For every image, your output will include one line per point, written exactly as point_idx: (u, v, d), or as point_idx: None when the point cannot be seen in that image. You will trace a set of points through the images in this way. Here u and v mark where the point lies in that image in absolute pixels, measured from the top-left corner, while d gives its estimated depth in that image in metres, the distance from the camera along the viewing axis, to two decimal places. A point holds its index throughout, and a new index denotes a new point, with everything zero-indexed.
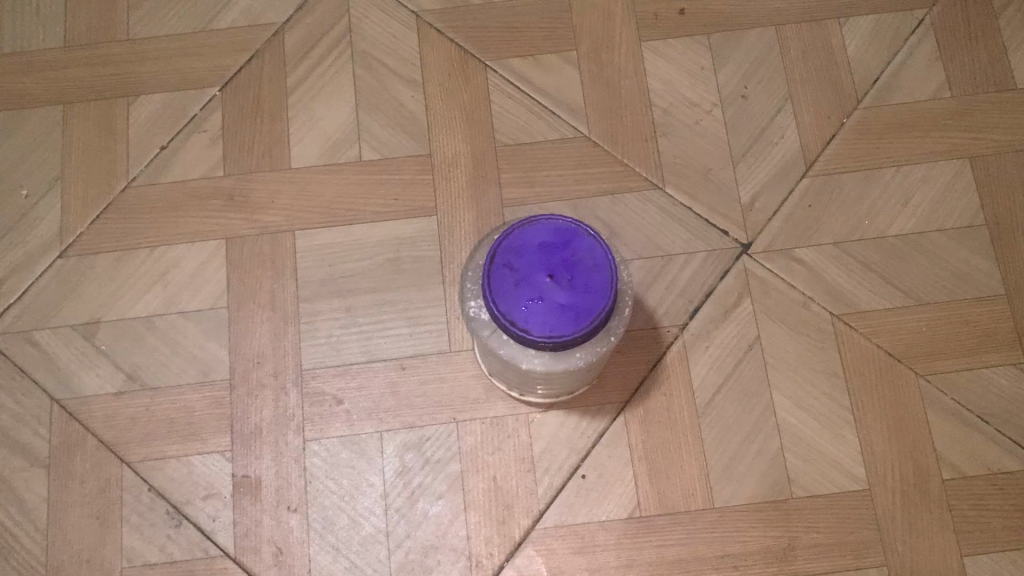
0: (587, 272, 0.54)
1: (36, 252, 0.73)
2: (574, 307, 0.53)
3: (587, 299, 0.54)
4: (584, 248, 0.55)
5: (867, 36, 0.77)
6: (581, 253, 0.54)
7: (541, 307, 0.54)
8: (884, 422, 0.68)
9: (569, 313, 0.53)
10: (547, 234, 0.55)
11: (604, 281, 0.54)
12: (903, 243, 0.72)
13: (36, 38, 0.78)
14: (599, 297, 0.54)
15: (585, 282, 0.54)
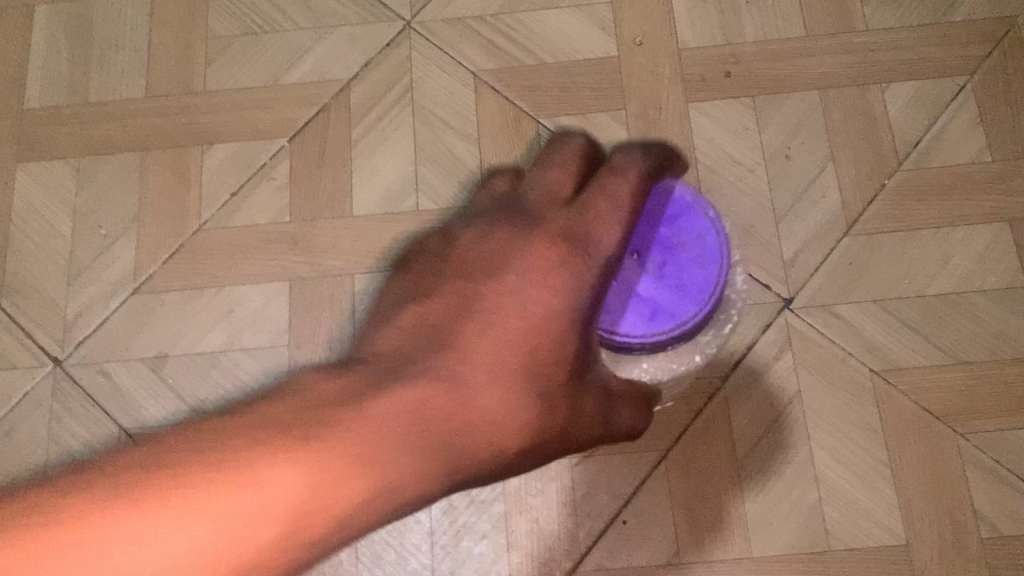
0: (685, 264, 0.60)
1: (110, 289, 0.78)
2: (665, 306, 0.59)
3: (678, 300, 0.59)
4: (693, 235, 0.61)
5: (910, 100, 0.79)
6: (690, 239, 0.61)
7: (638, 301, 0.59)
8: (921, 477, 0.70)
9: (660, 312, 0.59)
10: (661, 207, 0.61)
11: (698, 279, 0.60)
12: (942, 302, 0.73)
13: (118, 88, 0.83)
14: (689, 297, 0.60)
15: (678, 273, 0.60)
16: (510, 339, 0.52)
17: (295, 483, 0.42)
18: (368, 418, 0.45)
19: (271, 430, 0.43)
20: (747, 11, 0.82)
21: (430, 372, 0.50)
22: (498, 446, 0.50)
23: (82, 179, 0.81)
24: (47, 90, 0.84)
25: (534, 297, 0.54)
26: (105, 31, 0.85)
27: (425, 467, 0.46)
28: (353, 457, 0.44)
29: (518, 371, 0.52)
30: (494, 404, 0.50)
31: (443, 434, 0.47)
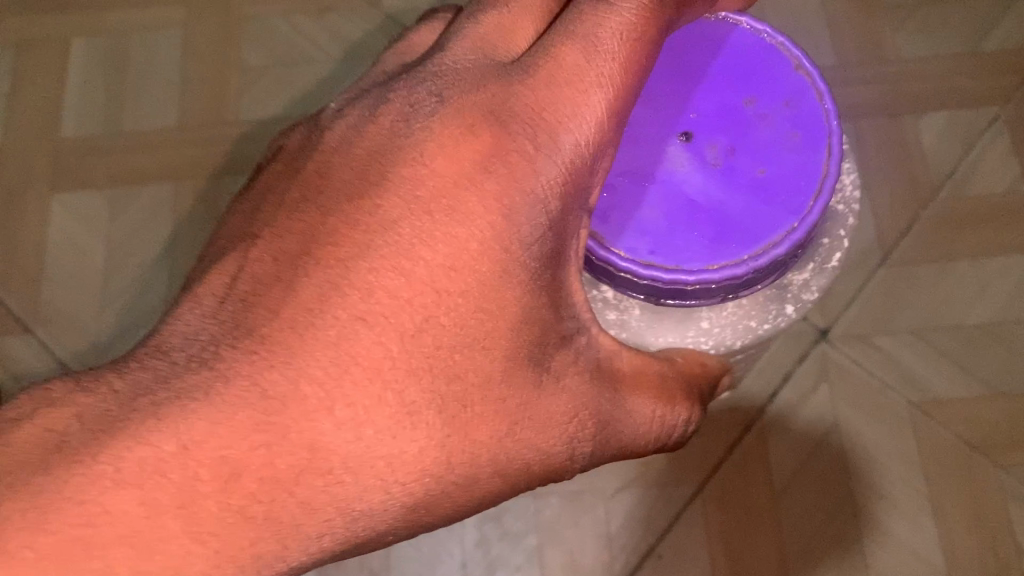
0: (772, 149, 0.44)
1: (142, 318, 0.78)
2: (746, 204, 0.44)
3: (770, 185, 0.44)
4: (777, 103, 0.45)
5: (943, 129, 0.79)
6: (772, 109, 0.45)
7: (710, 101, 0.45)
8: (963, 510, 0.68)
9: (739, 140, 0.45)
10: (732, 64, 0.45)
11: (793, 162, 0.44)
12: (980, 333, 0.73)
13: (152, 119, 0.84)
14: (791, 195, 0.44)
15: (768, 162, 0.44)
16: (540, 201, 0.35)
17: (243, 430, 0.31)
18: (347, 302, 0.33)
19: (239, 389, 0.32)
20: None
21: (438, 186, 0.35)
22: (538, 345, 0.36)
23: (116, 208, 0.81)
24: (82, 122, 0.84)
25: (562, 126, 0.36)
26: (140, 64, 0.86)
27: (481, 424, 0.35)
28: (333, 398, 0.32)
29: (556, 218, 0.36)
30: (581, 362, 0.38)
31: (451, 348, 0.34)
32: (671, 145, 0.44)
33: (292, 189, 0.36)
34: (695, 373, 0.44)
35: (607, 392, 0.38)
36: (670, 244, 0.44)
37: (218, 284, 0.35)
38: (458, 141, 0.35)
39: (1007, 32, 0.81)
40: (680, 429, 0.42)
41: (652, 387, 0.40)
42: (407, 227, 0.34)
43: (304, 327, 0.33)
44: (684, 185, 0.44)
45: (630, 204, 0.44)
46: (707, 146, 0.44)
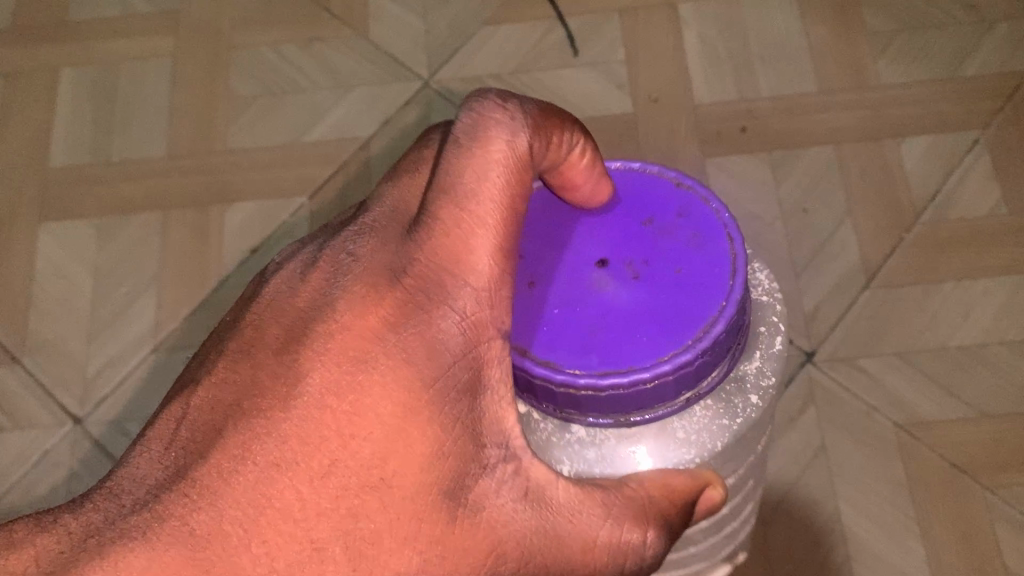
0: (679, 251, 0.40)
1: (130, 347, 0.78)
2: (665, 308, 0.39)
3: (689, 293, 0.39)
4: (669, 214, 0.41)
5: (924, 154, 0.80)
6: (668, 220, 0.41)
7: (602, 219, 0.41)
8: (951, 533, 0.69)
9: (640, 245, 0.41)
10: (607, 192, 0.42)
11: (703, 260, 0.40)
12: (965, 355, 0.73)
13: (141, 148, 0.84)
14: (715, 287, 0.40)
15: (675, 262, 0.40)
16: (446, 340, 0.36)
17: (177, 566, 0.33)
18: (265, 452, 0.34)
19: (169, 531, 0.33)
20: (761, 70, 0.84)
21: (350, 342, 0.36)
22: (455, 475, 0.36)
23: (104, 238, 0.82)
24: (70, 151, 0.85)
25: (469, 263, 0.36)
26: (129, 94, 0.87)
27: (393, 565, 0.34)
28: (248, 538, 0.33)
29: (466, 350, 0.36)
30: (506, 492, 0.37)
31: (357, 489, 0.34)
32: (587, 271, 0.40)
33: (227, 347, 0.37)
34: (657, 496, 0.39)
35: (543, 513, 0.37)
36: (618, 354, 0.39)
37: (165, 429, 0.36)
38: (367, 296, 0.36)
39: (985, 58, 0.82)
40: (650, 545, 0.38)
41: (601, 508, 0.38)
42: (322, 381, 0.35)
43: (235, 479, 0.34)
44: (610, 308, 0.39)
45: (566, 332, 0.39)
46: (621, 263, 0.40)
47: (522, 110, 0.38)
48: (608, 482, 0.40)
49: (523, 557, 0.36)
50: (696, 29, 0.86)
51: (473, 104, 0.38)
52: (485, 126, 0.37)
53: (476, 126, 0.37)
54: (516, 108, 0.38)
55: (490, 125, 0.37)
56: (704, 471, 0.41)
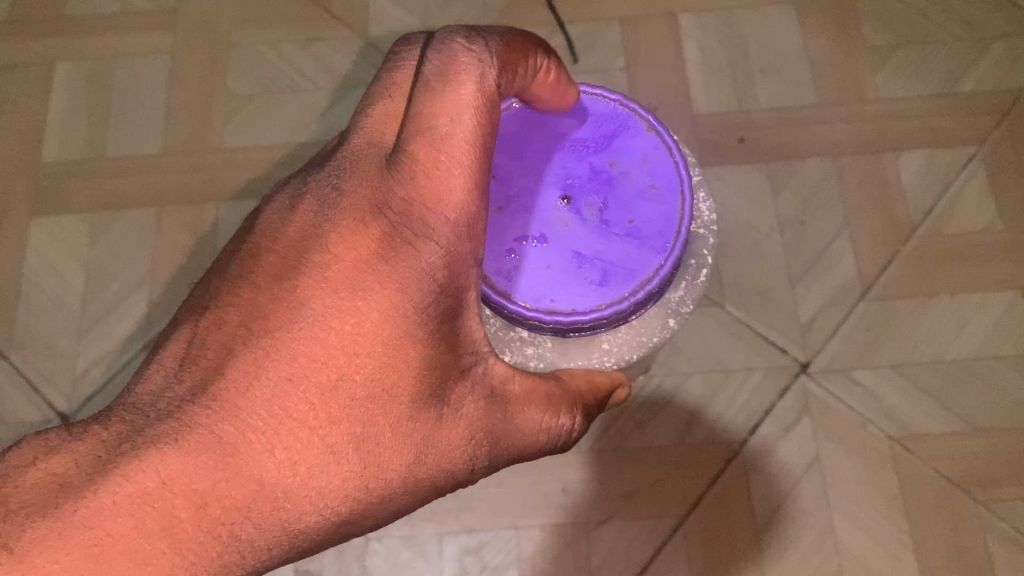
0: (636, 200, 0.54)
1: (120, 344, 0.77)
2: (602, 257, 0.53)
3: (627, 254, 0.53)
4: (636, 159, 0.55)
5: (921, 168, 0.80)
6: (634, 164, 0.55)
7: (575, 158, 0.55)
8: (943, 546, 0.69)
9: (599, 180, 0.54)
10: (586, 129, 0.56)
11: (651, 213, 0.54)
12: (960, 369, 0.73)
13: (136, 144, 0.84)
14: (655, 236, 0.54)
15: (630, 215, 0.54)
16: (432, 268, 0.42)
17: (208, 469, 0.35)
18: (277, 366, 0.38)
19: (199, 438, 0.36)
20: (760, 81, 0.84)
21: (344, 267, 0.41)
22: (440, 383, 0.42)
23: (96, 233, 0.81)
24: (64, 146, 0.84)
25: (445, 195, 0.43)
26: (126, 90, 0.86)
27: (394, 456, 0.41)
28: (272, 442, 0.37)
29: (449, 279, 0.43)
30: (478, 390, 0.44)
31: (364, 399, 0.40)
32: (555, 207, 0.53)
33: (229, 270, 0.41)
34: (583, 390, 0.49)
35: (506, 411, 0.45)
36: (564, 292, 0.52)
37: (178, 349, 0.39)
38: (358, 231, 0.41)
39: (982, 75, 0.83)
40: (573, 431, 0.48)
41: (545, 399, 0.46)
42: (323, 303, 0.40)
43: (256, 387, 0.37)
44: (571, 239, 0.53)
45: (529, 263, 0.53)
46: (583, 205, 0.54)
47: (489, 50, 0.45)
48: (539, 376, 0.48)
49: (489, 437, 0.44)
50: (696, 38, 0.86)
51: (442, 47, 0.45)
52: (450, 82, 0.43)
53: (445, 78, 0.44)
54: (482, 47, 0.45)
55: (463, 71, 0.44)
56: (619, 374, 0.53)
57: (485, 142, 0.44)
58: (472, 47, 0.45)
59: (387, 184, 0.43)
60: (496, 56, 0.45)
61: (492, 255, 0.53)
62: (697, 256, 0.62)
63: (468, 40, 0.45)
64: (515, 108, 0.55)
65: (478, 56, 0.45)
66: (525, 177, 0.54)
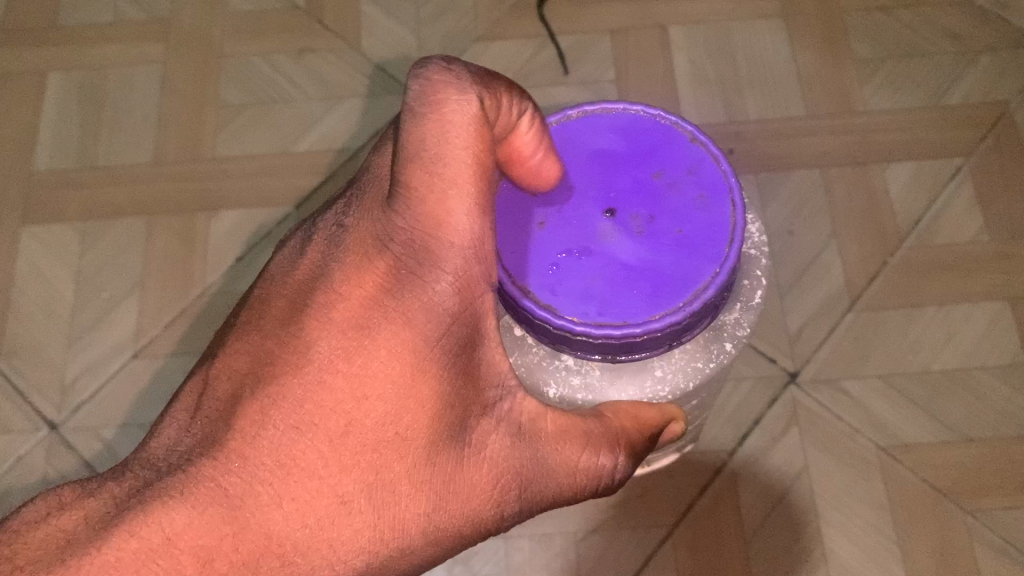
0: (685, 209, 0.44)
1: (109, 353, 0.77)
2: (654, 269, 0.44)
3: (681, 262, 0.44)
4: (681, 170, 0.45)
5: (909, 179, 0.80)
6: (679, 175, 0.45)
7: (614, 165, 0.46)
8: (932, 556, 0.69)
9: (645, 193, 0.45)
10: (617, 138, 0.46)
11: (707, 223, 0.44)
12: (947, 379, 0.74)
13: (127, 153, 0.84)
14: (710, 245, 0.44)
15: (681, 223, 0.44)
16: (442, 303, 0.39)
17: (214, 524, 0.36)
18: (284, 414, 0.37)
19: (205, 491, 0.36)
20: (749, 93, 0.85)
21: (351, 310, 0.39)
22: (457, 422, 0.40)
23: (87, 242, 0.81)
24: (56, 155, 0.84)
25: (449, 224, 0.39)
26: (118, 100, 0.86)
27: (412, 502, 0.39)
28: (281, 495, 0.37)
29: (458, 310, 0.39)
30: (501, 429, 0.41)
31: (376, 444, 0.38)
32: (597, 220, 0.44)
33: (239, 318, 0.41)
34: (627, 428, 0.44)
35: (536, 451, 0.42)
36: (615, 304, 0.44)
37: (190, 401, 0.40)
38: (365, 266, 0.39)
39: (969, 88, 0.84)
40: (619, 470, 0.44)
41: (582, 438, 0.43)
42: (327, 347, 0.38)
43: (261, 440, 0.37)
44: (619, 254, 0.44)
45: (573, 279, 0.44)
46: (628, 217, 0.44)
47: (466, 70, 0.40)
48: (579, 416, 0.43)
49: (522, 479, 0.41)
50: (686, 51, 0.86)
51: (419, 72, 0.40)
52: (436, 107, 0.39)
53: (429, 104, 0.39)
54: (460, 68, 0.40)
55: (446, 96, 0.39)
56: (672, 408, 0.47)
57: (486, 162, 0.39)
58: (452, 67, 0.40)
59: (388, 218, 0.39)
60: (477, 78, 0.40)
61: (534, 268, 0.45)
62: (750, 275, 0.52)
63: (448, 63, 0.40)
64: (554, 127, 0.47)
65: (458, 77, 0.40)
66: (561, 181, 0.45)
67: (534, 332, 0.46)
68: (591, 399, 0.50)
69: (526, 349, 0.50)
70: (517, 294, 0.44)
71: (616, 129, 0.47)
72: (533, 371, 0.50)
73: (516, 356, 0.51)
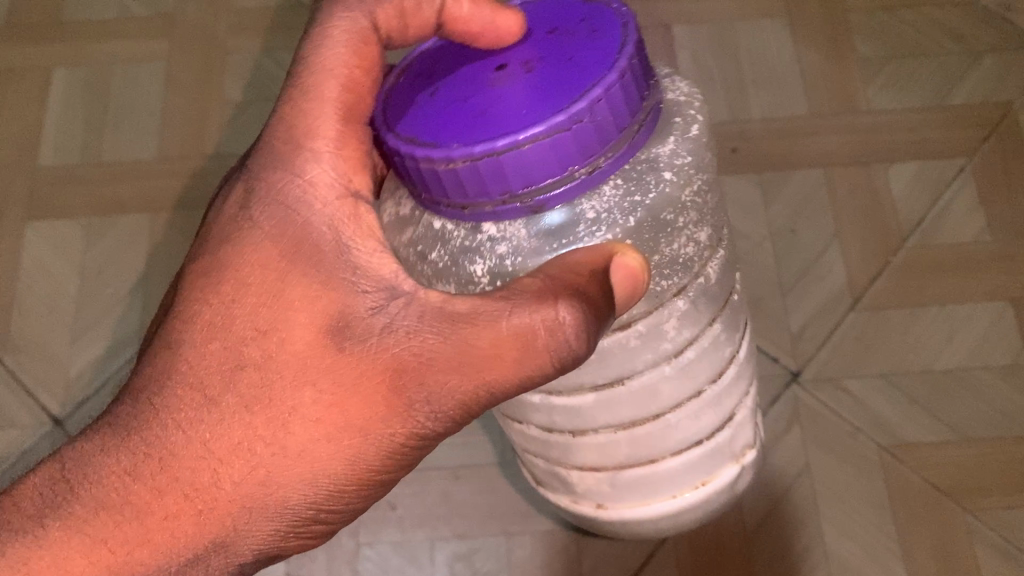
0: (575, 47, 0.35)
1: (113, 348, 0.77)
2: (538, 104, 0.34)
3: (563, 93, 0.34)
4: (574, 19, 0.36)
5: (912, 179, 0.81)
6: (574, 25, 0.36)
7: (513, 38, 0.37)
8: (932, 555, 0.69)
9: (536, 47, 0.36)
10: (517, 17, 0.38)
11: (596, 56, 0.34)
12: (948, 378, 0.74)
13: (131, 149, 0.84)
14: (599, 57, 0.34)
15: (570, 52, 0.35)
16: (306, 210, 0.39)
17: (120, 456, 0.40)
18: (169, 347, 0.40)
19: (116, 432, 0.40)
20: (752, 92, 0.85)
21: (221, 238, 0.40)
22: (328, 317, 0.37)
23: (92, 237, 0.81)
24: (60, 150, 0.84)
25: (307, 138, 0.40)
26: (122, 95, 0.86)
27: (291, 399, 0.38)
28: (166, 416, 0.39)
29: (324, 215, 0.39)
30: (387, 317, 0.37)
31: (239, 345, 0.38)
32: (484, 73, 0.35)
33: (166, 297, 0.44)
34: (568, 281, 0.34)
35: (448, 329, 0.35)
36: (493, 126, 0.33)
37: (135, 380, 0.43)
38: (236, 198, 0.41)
39: (973, 88, 0.84)
40: (570, 332, 0.33)
41: (502, 305, 0.34)
42: (196, 269, 0.40)
43: (146, 368, 0.40)
44: (498, 100, 0.34)
45: (450, 120, 0.34)
46: (514, 66, 0.35)
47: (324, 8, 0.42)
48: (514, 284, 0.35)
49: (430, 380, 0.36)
50: (690, 50, 0.87)
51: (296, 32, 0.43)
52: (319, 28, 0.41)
53: (317, 27, 0.42)
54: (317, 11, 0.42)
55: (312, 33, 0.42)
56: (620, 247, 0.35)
57: (354, 78, 0.40)
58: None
59: (258, 160, 0.42)
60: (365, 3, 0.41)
61: (411, 122, 0.36)
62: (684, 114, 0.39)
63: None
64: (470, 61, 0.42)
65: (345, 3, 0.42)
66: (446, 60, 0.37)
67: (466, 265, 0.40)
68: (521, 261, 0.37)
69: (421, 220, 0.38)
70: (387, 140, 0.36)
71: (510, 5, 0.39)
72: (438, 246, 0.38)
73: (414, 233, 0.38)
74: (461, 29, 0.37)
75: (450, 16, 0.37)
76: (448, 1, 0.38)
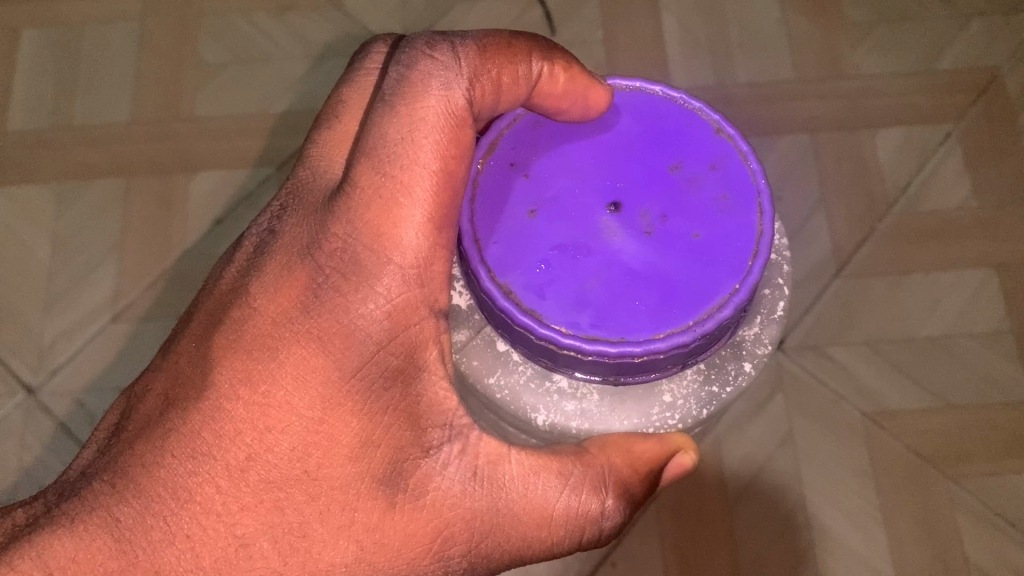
0: (707, 213, 0.45)
1: (88, 316, 0.76)
2: (664, 278, 0.44)
3: (681, 275, 0.44)
4: (704, 165, 0.46)
5: (898, 146, 0.80)
6: (702, 172, 0.46)
7: (636, 164, 0.46)
8: (914, 521, 0.69)
9: (659, 188, 0.45)
10: (633, 125, 0.47)
11: (721, 231, 0.45)
12: (932, 346, 0.74)
13: (102, 113, 0.82)
14: (729, 257, 0.44)
15: (703, 222, 0.45)
16: (364, 329, 0.40)
17: (109, 548, 0.38)
18: (205, 432, 0.39)
19: (118, 508, 0.39)
20: (738, 56, 0.83)
21: (263, 330, 0.40)
22: (388, 466, 0.40)
23: (63, 204, 0.79)
24: (30, 115, 0.82)
25: (388, 243, 0.40)
26: (92, 58, 0.84)
27: (328, 550, 0.39)
28: (183, 507, 0.38)
29: (386, 338, 0.40)
30: (447, 470, 0.41)
31: (284, 480, 0.39)
32: (600, 215, 0.45)
33: (181, 327, 0.43)
34: (616, 466, 0.43)
35: (494, 492, 0.41)
36: (612, 319, 0.44)
37: (136, 399, 0.42)
38: (285, 283, 0.40)
39: (959, 53, 0.83)
40: (608, 515, 0.43)
41: (558, 479, 0.42)
42: (231, 370, 0.39)
43: (162, 434, 0.40)
44: (619, 254, 0.44)
45: (565, 280, 0.44)
46: (636, 212, 0.45)
47: (452, 52, 0.41)
48: (568, 450, 0.43)
49: (473, 539, 0.41)
50: (676, 12, 0.85)
51: (402, 56, 0.42)
52: (412, 99, 0.40)
53: (406, 98, 0.40)
54: (447, 54, 0.41)
55: (424, 84, 0.40)
56: (677, 438, 0.45)
57: (451, 169, 0.40)
58: (436, 56, 0.41)
59: (310, 229, 0.41)
60: (467, 68, 0.41)
61: (518, 268, 0.45)
62: (770, 285, 0.55)
63: (433, 48, 0.41)
64: (522, 117, 0.47)
65: (445, 65, 0.41)
66: (567, 177, 0.45)
67: (527, 348, 0.46)
68: (587, 427, 0.50)
69: (512, 369, 0.51)
70: (492, 290, 0.44)
71: (632, 109, 0.47)
72: (519, 394, 0.51)
73: (500, 378, 0.51)
74: (556, 101, 0.45)
75: (546, 92, 0.44)
76: (540, 83, 0.44)
